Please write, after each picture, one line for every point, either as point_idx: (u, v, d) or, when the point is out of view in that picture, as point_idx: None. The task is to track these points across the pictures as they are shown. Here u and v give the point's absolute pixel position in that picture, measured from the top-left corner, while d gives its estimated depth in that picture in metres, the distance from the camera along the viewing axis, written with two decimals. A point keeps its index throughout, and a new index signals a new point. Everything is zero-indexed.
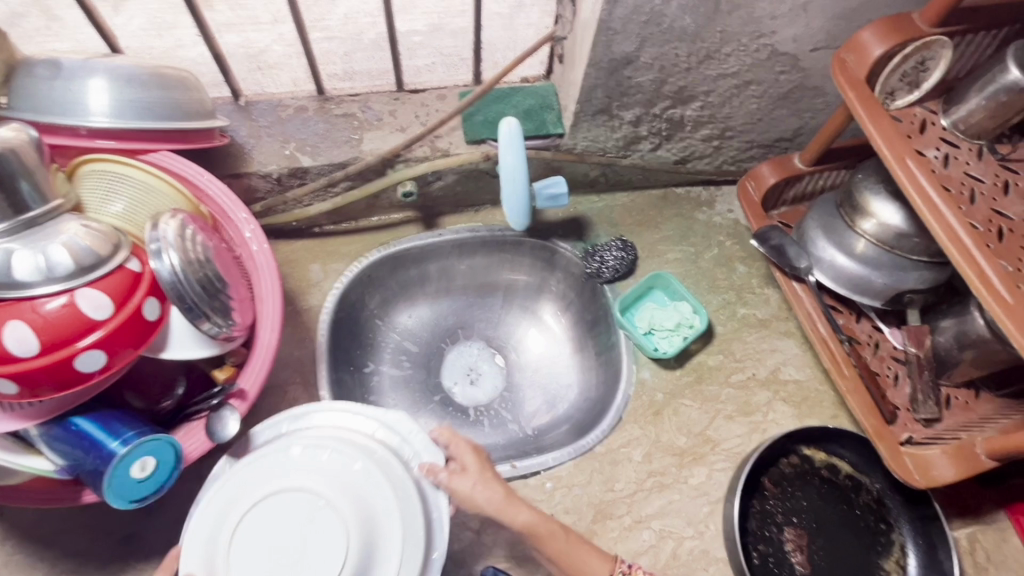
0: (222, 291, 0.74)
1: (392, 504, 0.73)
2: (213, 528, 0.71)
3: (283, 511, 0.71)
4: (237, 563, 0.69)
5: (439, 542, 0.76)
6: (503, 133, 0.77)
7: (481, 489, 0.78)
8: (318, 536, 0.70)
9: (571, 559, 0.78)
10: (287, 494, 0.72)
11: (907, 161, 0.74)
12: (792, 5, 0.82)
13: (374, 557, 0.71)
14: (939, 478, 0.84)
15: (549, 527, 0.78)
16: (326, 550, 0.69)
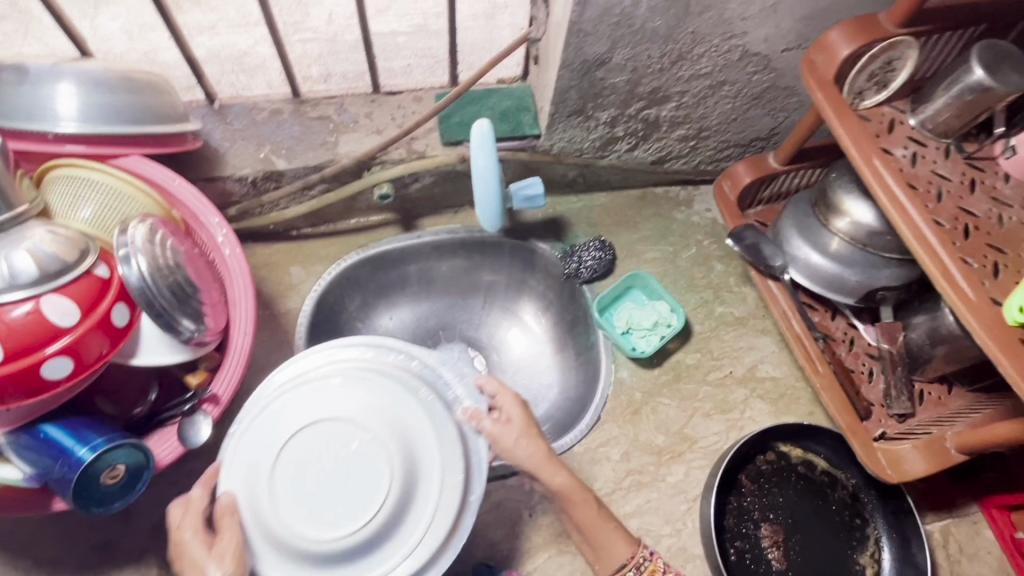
0: (193, 296, 0.73)
1: (433, 440, 0.76)
2: (259, 454, 0.74)
3: (330, 443, 0.74)
4: (282, 487, 0.73)
5: (478, 481, 0.77)
6: (475, 133, 0.77)
7: (524, 445, 0.78)
8: (360, 466, 0.74)
9: (595, 531, 0.78)
10: (336, 428, 0.75)
11: (874, 161, 0.76)
12: (761, 6, 0.82)
13: (413, 490, 0.74)
14: (910, 472, 0.86)
15: (581, 498, 0.78)
16: (368, 480, 0.73)
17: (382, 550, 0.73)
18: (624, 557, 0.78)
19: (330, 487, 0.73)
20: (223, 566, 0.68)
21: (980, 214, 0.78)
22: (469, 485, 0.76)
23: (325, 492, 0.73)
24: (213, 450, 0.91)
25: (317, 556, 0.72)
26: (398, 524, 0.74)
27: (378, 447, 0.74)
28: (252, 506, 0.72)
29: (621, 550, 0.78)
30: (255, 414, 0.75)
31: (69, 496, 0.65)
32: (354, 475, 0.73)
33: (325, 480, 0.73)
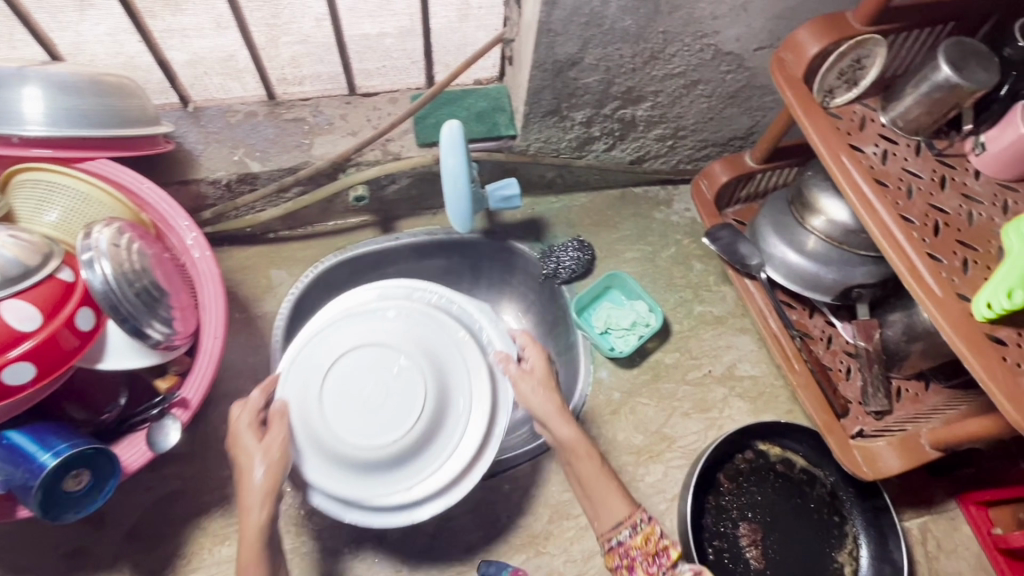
0: (160, 300, 0.73)
1: (466, 373, 0.83)
2: (309, 372, 0.81)
3: (373, 366, 0.81)
4: (327, 400, 0.79)
5: (504, 417, 0.82)
6: (445, 134, 0.77)
7: (540, 392, 0.81)
8: (399, 386, 0.80)
9: (596, 485, 0.79)
10: (380, 354, 0.81)
11: (842, 159, 0.77)
12: (732, 5, 0.83)
13: (444, 416, 0.81)
14: (886, 469, 0.86)
15: (585, 453, 0.80)
16: (406, 401, 0.79)
17: (410, 468, 0.79)
18: (621, 515, 0.77)
19: (370, 401, 0.79)
20: (267, 457, 0.74)
21: (950, 210, 0.78)
22: (496, 418, 0.82)
23: (365, 405, 0.79)
24: (188, 455, 0.91)
25: (350, 464, 0.78)
26: (427, 444, 0.79)
27: (418, 370, 0.81)
28: (298, 414, 0.79)
29: (620, 509, 0.78)
30: (311, 337, 0.83)
31: (32, 504, 0.64)
32: (393, 393, 0.80)
33: (366, 396, 0.80)
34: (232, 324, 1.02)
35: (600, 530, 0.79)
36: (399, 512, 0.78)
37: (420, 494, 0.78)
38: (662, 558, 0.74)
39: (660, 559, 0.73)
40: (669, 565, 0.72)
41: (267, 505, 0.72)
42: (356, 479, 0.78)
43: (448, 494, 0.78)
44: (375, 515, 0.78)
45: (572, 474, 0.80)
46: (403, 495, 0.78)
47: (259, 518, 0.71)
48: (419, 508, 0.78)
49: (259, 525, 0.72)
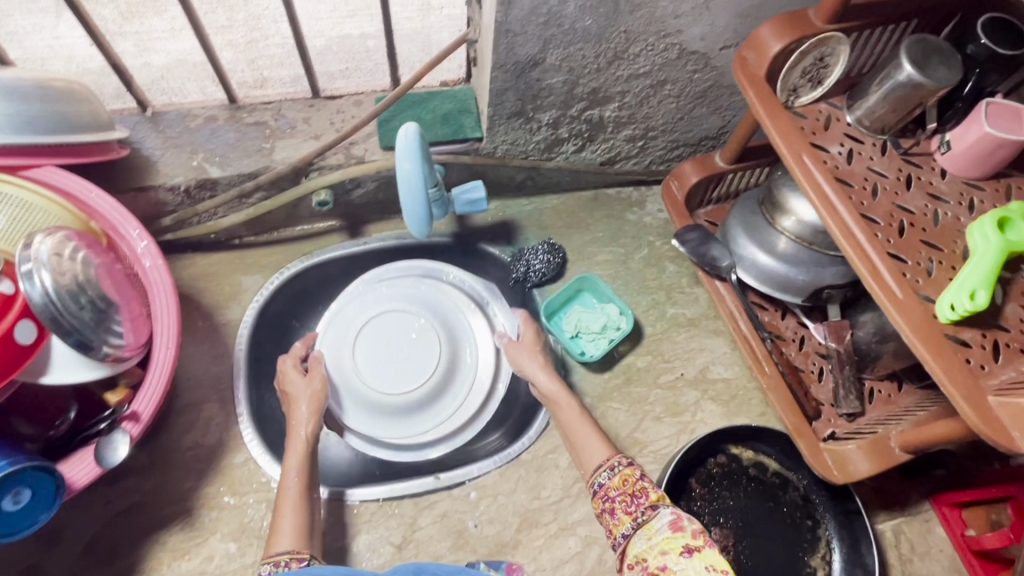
0: (106, 313, 0.71)
1: (474, 343, 1.07)
2: (348, 336, 1.04)
3: (399, 333, 1.04)
4: (363, 357, 1.03)
5: (503, 378, 1.05)
6: (401, 139, 0.75)
7: (529, 356, 0.96)
8: (422, 351, 1.04)
9: (579, 425, 0.89)
10: (404, 323, 1.05)
11: (803, 159, 0.75)
12: (693, 3, 0.81)
13: (456, 376, 1.05)
14: (856, 472, 0.85)
15: (567, 402, 0.91)
16: (425, 360, 1.04)
17: (428, 416, 1.03)
18: (602, 459, 0.84)
19: (398, 361, 1.03)
20: (313, 390, 0.93)
21: (916, 210, 0.78)
22: (497, 379, 1.05)
23: (394, 365, 1.03)
24: (149, 468, 0.89)
25: (382, 410, 1.02)
26: (442, 397, 1.04)
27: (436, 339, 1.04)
28: (341, 368, 1.02)
29: (602, 455, 0.85)
30: (350, 307, 1.05)
31: None
32: (416, 356, 1.04)
33: (395, 358, 1.03)
34: (194, 333, 1.00)
35: (588, 479, 0.84)
36: (418, 449, 1.02)
37: (435, 436, 1.02)
38: (640, 499, 0.76)
39: (639, 499, 0.76)
40: (647, 504, 0.75)
41: (310, 420, 0.90)
42: (384, 420, 1.02)
43: (456, 437, 1.03)
44: (399, 450, 1.02)
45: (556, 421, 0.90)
46: (422, 436, 1.02)
47: (306, 430, 0.89)
48: (434, 446, 1.02)
49: (305, 437, 0.88)
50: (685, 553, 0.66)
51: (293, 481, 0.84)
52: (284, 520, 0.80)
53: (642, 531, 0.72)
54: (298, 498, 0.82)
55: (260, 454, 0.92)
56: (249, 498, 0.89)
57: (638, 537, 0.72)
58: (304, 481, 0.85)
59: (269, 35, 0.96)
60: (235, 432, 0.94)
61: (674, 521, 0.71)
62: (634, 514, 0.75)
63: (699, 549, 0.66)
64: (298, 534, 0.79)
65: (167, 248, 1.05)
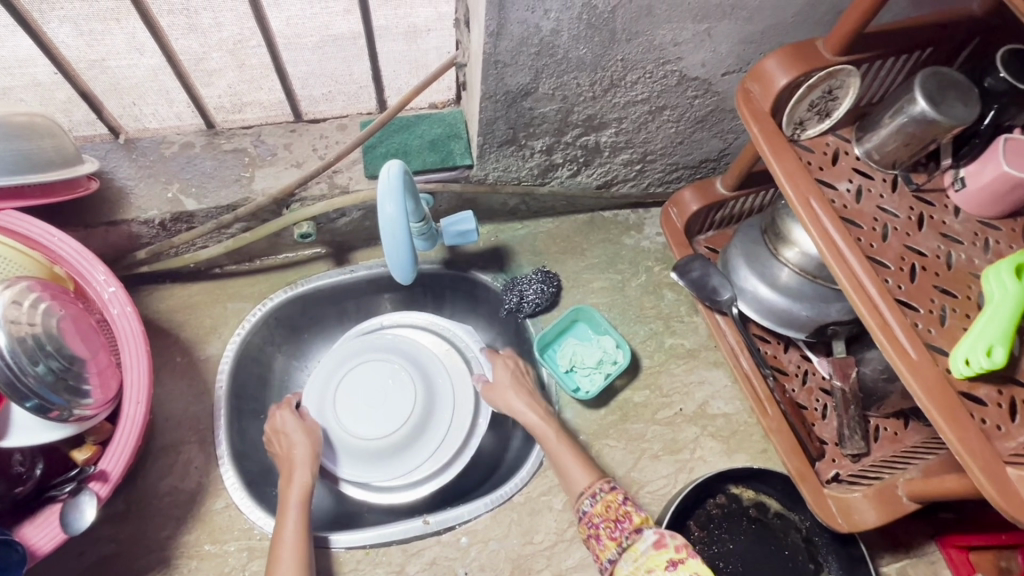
0: (70, 370, 0.68)
1: (453, 381, 1.09)
2: (328, 383, 1.04)
3: (378, 375, 1.05)
4: (344, 401, 1.03)
5: (485, 412, 1.07)
6: (382, 176, 0.71)
7: (510, 393, 0.96)
8: (403, 393, 1.05)
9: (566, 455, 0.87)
10: (382, 365, 1.06)
11: (810, 202, 0.71)
12: (695, 31, 0.77)
13: (437, 414, 1.06)
14: (862, 522, 0.82)
15: (552, 430, 0.90)
16: (405, 401, 1.04)
17: (413, 456, 1.03)
18: (584, 487, 0.83)
19: (379, 404, 1.04)
20: (305, 433, 0.93)
21: (929, 252, 0.73)
22: (477, 415, 1.07)
23: (375, 407, 1.04)
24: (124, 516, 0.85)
25: (366, 453, 1.01)
26: (424, 435, 1.04)
27: (417, 380, 1.06)
28: (323, 415, 1.02)
29: (586, 483, 0.84)
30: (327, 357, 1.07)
31: None
32: (395, 397, 1.05)
33: (375, 402, 1.04)
34: (172, 370, 0.96)
35: (573, 506, 0.84)
36: (406, 489, 1.01)
37: (421, 475, 1.02)
38: (624, 523, 0.77)
39: (622, 523, 0.77)
40: (630, 528, 0.76)
41: (311, 450, 0.91)
42: (370, 463, 1.01)
43: (442, 473, 1.02)
44: (386, 493, 1.01)
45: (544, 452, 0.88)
46: (407, 476, 1.01)
47: (304, 456, 0.90)
48: (420, 485, 1.02)
49: (307, 465, 0.89)
50: (669, 567, 0.69)
51: (296, 510, 0.83)
52: (285, 554, 0.77)
53: (628, 554, 0.74)
54: (301, 525, 0.81)
55: (242, 499, 0.88)
56: (230, 546, 0.85)
57: (625, 560, 0.74)
58: (303, 517, 0.82)
59: (250, 61, 0.91)
60: (215, 475, 0.90)
61: (656, 537, 0.73)
62: (619, 539, 0.76)
63: (683, 561, 0.69)
64: (302, 564, 0.77)
65: (144, 279, 1.00)
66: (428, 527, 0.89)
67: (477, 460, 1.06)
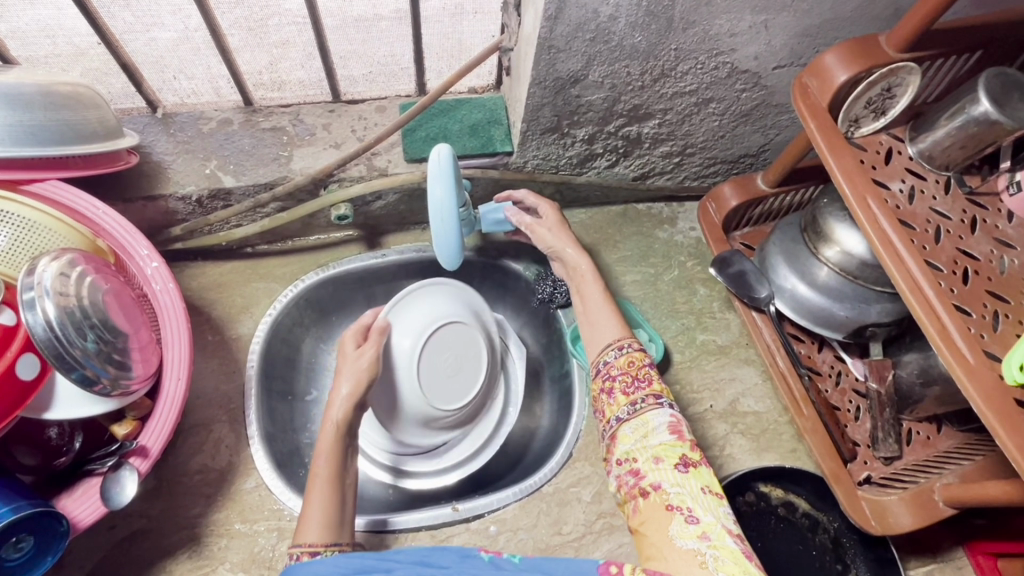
0: (113, 343, 0.68)
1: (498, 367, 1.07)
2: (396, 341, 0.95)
3: (449, 345, 0.98)
4: (411, 365, 0.95)
5: (516, 403, 1.09)
6: (432, 162, 0.70)
7: (554, 233, 0.91)
8: (467, 370, 1.00)
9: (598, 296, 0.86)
10: (455, 334, 0.99)
11: (868, 203, 0.70)
12: (752, 22, 0.75)
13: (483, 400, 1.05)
14: (897, 525, 0.82)
15: (593, 278, 0.88)
16: (466, 379, 1.00)
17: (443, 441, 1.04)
18: (612, 339, 0.81)
19: (446, 377, 0.98)
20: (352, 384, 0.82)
21: (981, 256, 0.72)
22: (508, 405, 1.09)
23: (441, 380, 0.98)
24: (154, 492, 0.85)
25: (412, 427, 0.98)
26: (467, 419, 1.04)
27: (474, 362, 1.01)
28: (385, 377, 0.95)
29: (613, 335, 0.81)
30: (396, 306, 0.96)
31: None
32: (460, 374, 1.00)
33: (436, 381, 0.97)
34: (204, 347, 0.95)
35: (592, 358, 0.81)
36: (433, 475, 1.02)
37: (451, 463, 1.03)
38: (642, 384, 0.75)
39: (640, 382, 0.75)
40: (648, 392, 0.74)
41: (347, 407, 0.80)
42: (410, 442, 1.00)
43: (468, 462, 1.04)
44: (414, 478, 1.02)
45: (579, 293, 0.88)
46: (437, 462, 1.03)
47: (338, 415, 0.79)
48: (448, 472, 1.03)
49: (337, 421, 0.79)
50: (680, 466, 0.67)
51: (323, 467, 0.74)
52: (313, 508, 0.71)
53: (635, 420, 0.72)
54: (328, 486, 0.73)
55: (271, 478, 0.87)
56: (260, 526, 0.85)
57: (631, 425, 0.72)
58: (333, 468, 0.75)
59: (268, 38, 0.92)
60: (246, 454, 0.89)
61: (671, 424, 0.71)
62: (633, 398, 0.74)
63: (696, 464, 0.67)
64: (327, 527, 0.70)
65: (176, 255, 1.00)
66: (457, 514, 0.88)
67: (504, 453, 1.06)
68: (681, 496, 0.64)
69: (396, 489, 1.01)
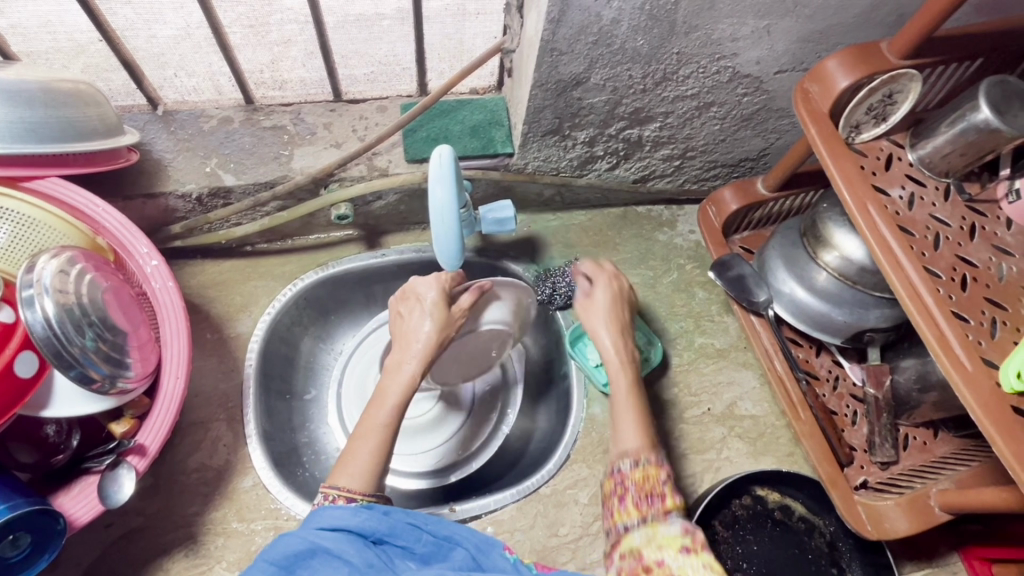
0: (112, 341, 0.68)
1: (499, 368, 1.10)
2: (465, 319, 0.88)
3: (491, 339, 0.96)
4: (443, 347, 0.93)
5: (515, 404, 1.11)
6: (434, 162, 0.70)
7: (598, 317, 0.88)
8: (484, 357, 1.01)
9: (627, 406, 0.81)
10: (503, 334, 0.95)
11: (868, 208, 0.70)
12: (754, 27, 0.75)
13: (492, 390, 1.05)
14: (892, 530, 0.82)
15: (622, 378, 0.84)
16: (479, 362, 1.02)
17: (443, 437, 1.08)
18: (630, 446, 0.76)
19: (469, 359, 1.00)
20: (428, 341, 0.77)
21: (980, 263, 0.72)
22: (506, 407, 1.11)
23: (466, 358, 0.99)
24: (150, 491, 0.85)
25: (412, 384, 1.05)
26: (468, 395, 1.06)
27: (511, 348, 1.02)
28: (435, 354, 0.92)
29: (633, 444, 0.76)
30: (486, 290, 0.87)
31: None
32: (478, 359, 1.01)
33: (460, 360, 0.99)
34: (203, 346, 0.95)
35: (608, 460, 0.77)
36: (431, 477, 1.04)
37: (451, 464, 1.05)
38: (655, 500, 0.70)
39: (653, 499, 0.70)
40: (661, 508, 0.69)
41: (420, 359, 0.76)
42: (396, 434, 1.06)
43: (467, 464, 1.06)
44: (434, 479, 1.04)
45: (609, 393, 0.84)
46: (436, 463, 1.05)
47: (415, 371, 0.75)
48: (449, 473, 1.05)
49: (411, 375, 0.75)
50: (682, 550, 0.63)
51: (389, 418, 0.72)
52: (359, 452, 0.69)
53: (645, 528, 0.67)
54: (382, 439, 0.70)
55: (268, 477, 0.87)
56: (256, 525, 0.84)
57: (640, 531, 0.67)
58: (398, 420, 0.73)
59: (269, 37, 0.90)
60: (243, 454, 0.89)
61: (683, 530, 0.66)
62: (644, 510, 0.69)
63: (697, 550, 0.63)
64: (373, 472, 0.68)
65: (176, 253, 1.00)
66: (454, 515, 0.88)
67: (502, 451, 1.07)
68: (682, 569, 0.61)
69: (393, 488, 1.02)
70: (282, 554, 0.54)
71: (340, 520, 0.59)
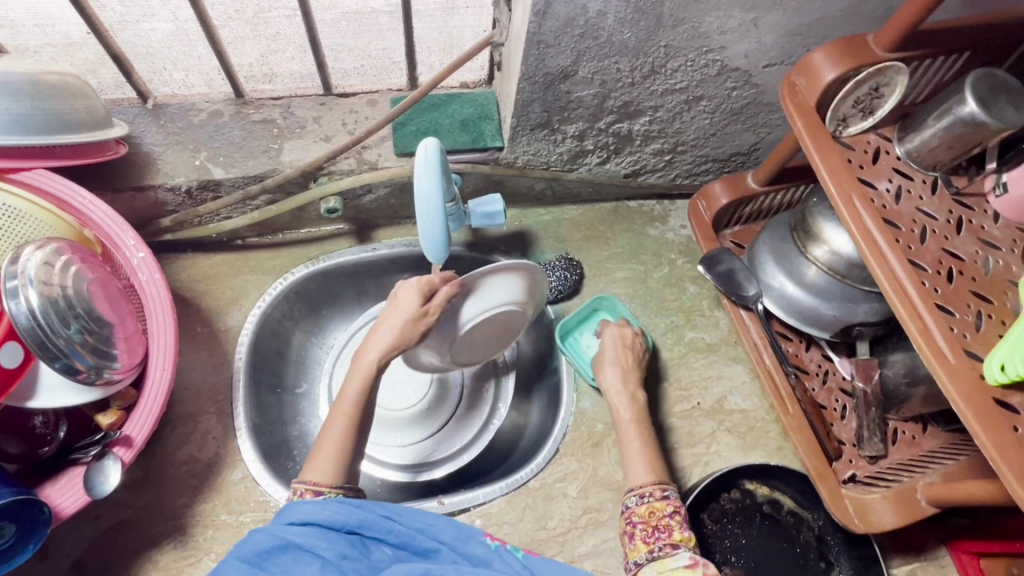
0: (98, 333, 0.69)
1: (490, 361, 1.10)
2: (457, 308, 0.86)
3: (493, 325, 0.92)
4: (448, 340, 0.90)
5: (506, 400, 1.11)
6: (422, 154, 0.70)
7: (609, 369, 0.92)
8: (491, 343, 0.98)
9: (637, 446, 0.85)
10: (505, 316, 0.91)
11: (854, 203, 0.70)
12: (741, 20, 0.75)
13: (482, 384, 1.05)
14: (878, 523, 0.83)
15: (635, 434, 0.86)
16: (486, 348, 0.99)
17: (432, 430, 1.08)
18: (638, 484, 0.80)
19: (474, 347, 0.96)
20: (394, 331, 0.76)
21: (966, 256, 0.72)
22: (498, 401, 1.11)
23: (471, 349, 0.95)
24: (139, 483, 0.85)
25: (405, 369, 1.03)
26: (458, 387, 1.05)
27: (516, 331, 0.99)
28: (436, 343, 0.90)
29: (641, 480, 0.81)
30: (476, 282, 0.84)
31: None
32: (484, 345, 0.97)
33: (467, 350, 0.96)
34: (193, 339, 0.95)
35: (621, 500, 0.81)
36: (420, 470, 1.04)
37: (439, 458, 1.05)
38: (662, 534, 0.75)
39: (660, 533, 0.75)
40: (668, 541, 0.73)
41: (384, 346, 0.76)
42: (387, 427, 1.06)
43: (458, 458, 1.06)
44: (420, 472, 1.04)
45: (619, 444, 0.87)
46: (425, 457, 1.06)
47: (375, 358, 0.75)
48: (437, 467, 1.05)
49: (373, 362, 0.76)
50: None
51: (350, 405, 0.73)
52: (327, 444, 0.71)
53: (655, 563, 0.72)
54: (348, 426, 0.72)
55: (257, 470, 0.87)
56: (245, 517, 0.85)
57: (649, 568, 0.72)
58: (360, 409, 0.74)
59: (263, 30, 0.91)
60: (233, 446, 0.89)
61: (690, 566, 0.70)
62: (651, 546, 0.74)
63: None
64: (339, 462, 0.70)
65: (166, 247, 1.00)
66: (442, 508, 0.89)
67: (492, 445, 1.07)
68: None
69: (383, 481, 1.02)
70: (252, 552, 0.55)
71: (310, 514, 0.59)
